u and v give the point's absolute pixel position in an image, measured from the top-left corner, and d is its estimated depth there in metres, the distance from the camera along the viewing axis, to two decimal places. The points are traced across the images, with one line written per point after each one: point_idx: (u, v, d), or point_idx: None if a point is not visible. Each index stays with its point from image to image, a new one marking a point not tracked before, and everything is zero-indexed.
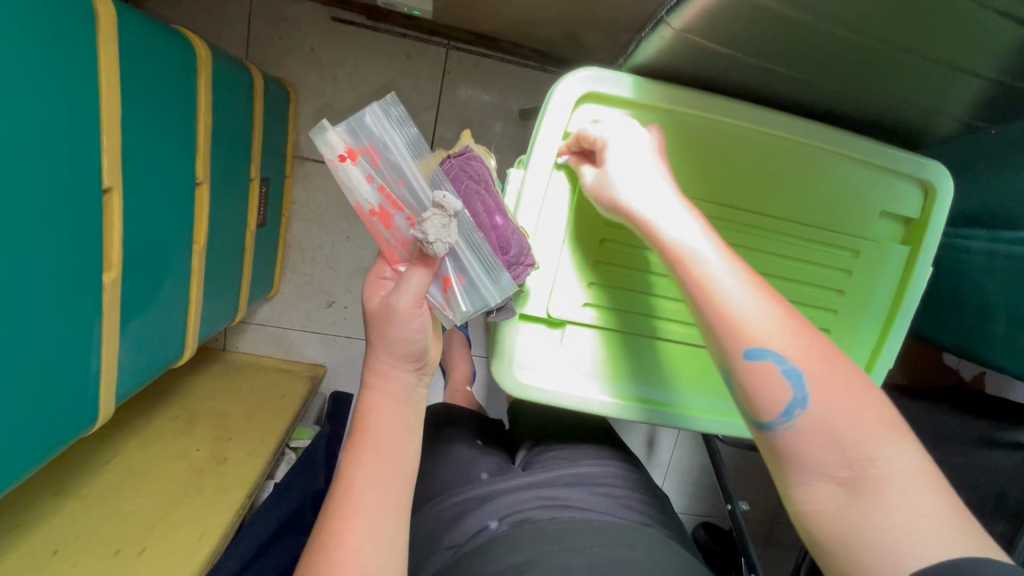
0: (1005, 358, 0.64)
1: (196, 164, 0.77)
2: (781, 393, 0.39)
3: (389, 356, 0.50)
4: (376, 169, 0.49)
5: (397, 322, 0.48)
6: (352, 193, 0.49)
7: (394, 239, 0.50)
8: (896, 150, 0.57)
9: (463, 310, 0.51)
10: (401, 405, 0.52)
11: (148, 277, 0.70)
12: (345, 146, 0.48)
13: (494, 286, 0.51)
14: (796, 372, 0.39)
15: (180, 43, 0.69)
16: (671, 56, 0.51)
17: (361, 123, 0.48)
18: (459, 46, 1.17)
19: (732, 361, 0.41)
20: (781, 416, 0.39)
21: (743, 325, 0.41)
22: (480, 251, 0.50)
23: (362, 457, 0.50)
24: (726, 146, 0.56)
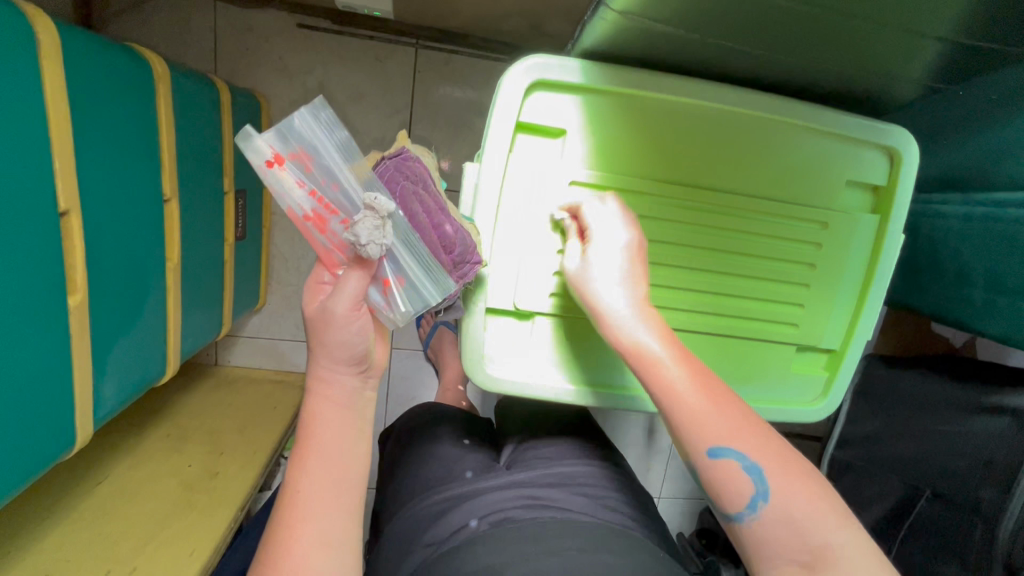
0: (985, 322, 0.63)
1: (162, 180, 0.76)
2: (746, 487, 0.40)
3: (331, 361, 0.50)
4: (307, 174, 0.48)
5: (335, 326, 0.48)
6: (284, 199, 0.48)
7: (330, 244, 0.49)
8: (858, 120, 0.56)
9: (404, 312, 0.50)
10: (346, 408, 0.52)
11: (119, 296, 0.69)
12: (272, 151, 0.47)
13: (435, 286, 0.51)
14: (758, 467, 0.40)
15: (134, 60, 0.68)
16: (617, 38, 0.50)
17: (289, 127, 0.48)
18: (428, 45, 1.16)
19: (697, 458, 0.42)
20: (748, 508, 0.40)
21: (700, 419, 0.42)
22: (417, 250, 0.49)
23: (306, 462, 0.50)
24: (685, 124, 0.54)
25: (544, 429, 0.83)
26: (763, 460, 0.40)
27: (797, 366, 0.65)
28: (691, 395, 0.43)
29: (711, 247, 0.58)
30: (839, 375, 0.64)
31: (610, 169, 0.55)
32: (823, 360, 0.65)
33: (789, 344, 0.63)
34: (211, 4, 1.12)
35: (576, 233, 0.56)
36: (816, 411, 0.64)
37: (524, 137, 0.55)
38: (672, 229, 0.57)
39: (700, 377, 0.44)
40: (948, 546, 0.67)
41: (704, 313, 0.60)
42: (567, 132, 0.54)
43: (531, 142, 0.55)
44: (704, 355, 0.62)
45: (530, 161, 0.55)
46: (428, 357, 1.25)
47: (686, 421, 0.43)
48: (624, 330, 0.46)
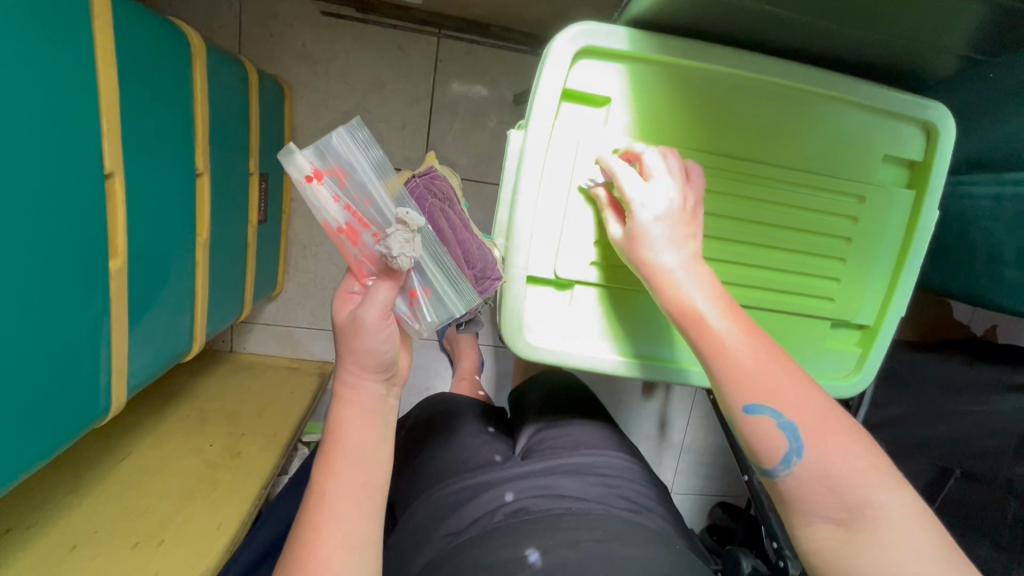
0: (1016, 300, 0.64)
1: (195, 154, 0.77)
2: (779, 445, 0.41)
3: (358, 367, 0.50)
4: (342, 188, 0.51)
5: (365, 334, 0.48)
6: (320, 211, 0.51)
7: (363, 255, 0.51)
8: (898, 94, 0.57)
9: (430, 322, 0.52)
10: (373, 412, 0.52)
11: (153, 264, 0.69)
12: (311, 167, 0.49)
13: (459, 299, 0.53)
14: (792, 425, 0.40)
15: (174, 33, 0.69)
16: (666, 5, 0.50)
17: (327, 145, 0.50)
18: (451, 35, 1.17)
19: (733, 411, 0.43)
20: (780, 464, 0.41)
21: (740, 375, 0.42)
22: (443, 264, 0.52)
23: (334, 462, 0.50)
24: (725, 94, 0.56)
25: (565, 410, 0.83)
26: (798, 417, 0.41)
27: (830, 343, 0.65)
28: (739, 352, 0.43)
29: (749, 218, 0.59)
30: (874, 351, 0.64)
31: (653, 138, 0.56)
32: (856, 337, 0.66)
33: (824, 319, 0.63)
34: None
35: None
36: (850, 385, 0.64)
37: (568, 104, 0.56)
38: (712, 200, 0.58)
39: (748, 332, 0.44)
40: (978, 525, 0.68)
41: (743, 285, 0.61)
42: (611, 100, 0.55)
43: (575, 110, 0.56)
44: None
45: (573, 128, 0.56)
46: (445, 347, 1.25)
47: (727, 376, 0.43)
48: (672, 286, 0.46)
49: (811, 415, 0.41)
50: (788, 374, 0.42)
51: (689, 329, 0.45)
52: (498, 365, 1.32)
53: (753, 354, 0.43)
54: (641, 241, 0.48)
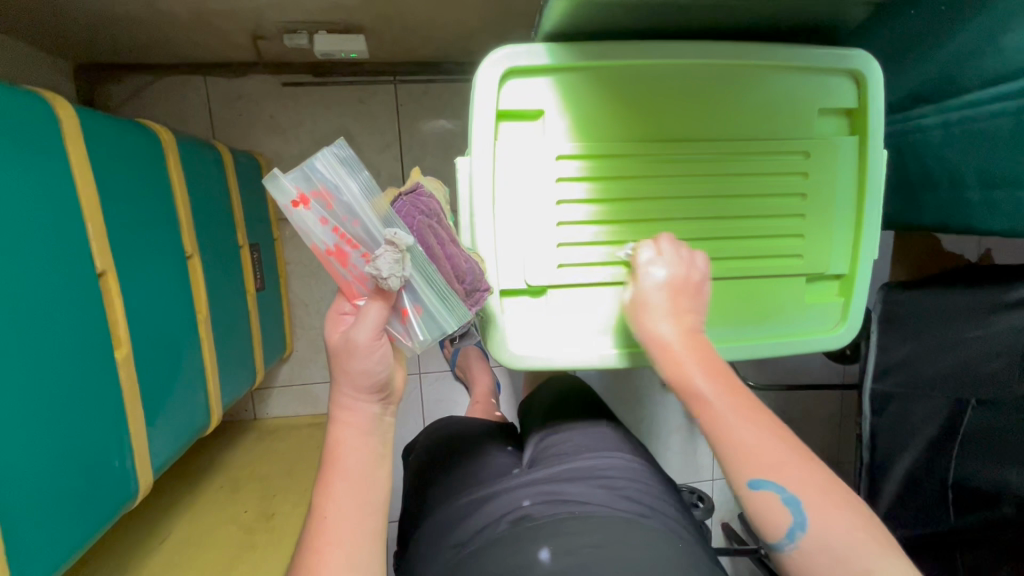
0: (987, 219, 0.65)
1: (182, 239, 0.82)
2: (781, 519, 0.41)
3: (351, 390, 0.51)
4: (331, 211, 0.50)
5: (358, 355, 0.49)
6: (308, 235, 0.50)
7: (354, 276, 0.50)
8: (819, 49, 0.59)
9: (423, 340, 0.51)
10: (367, 434, 0.52)
11: (158, 346, 0.73)
12: (296, 192, 0.49)
13: (450, 315, 0.52)
14: (796, 498, 0.41)
15: (144, 133, 0.74)
16: (574, 17, 0.53)
17: (313, 168, 0.50)
18: (406, 79, 1.23)
19: (738, 488, 0.43)
20: (785, 538, 0.41)
21: (748, 455, 0.43)
22: (435, 282, 0.51)
23: (331, 484, 0.51)
24: (652, 81, 0.58)
25: (575, 414, 0.84)
26: (799, 489, 0.41)
27: (810, 297, 0.66)
28: (745, 437, 0.43)
29: (703, 195, 0.61)
30: (855, 297, 0.64)
31: (593, 137, 0.58)
32: (835, 287, 0.66)
33: (798, 275, 0.64)
34: (202, 79, 1.20)
35: (575, 204, 0.59)
36: (839, 336, 0.65)
37: (506, 124, 0.58)
38: (660, 185, 0.60)
39: (731, 397, 0.45)
40: (1003, 452, 0.69)
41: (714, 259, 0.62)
42: (544, 111, 0.57)
43: (513, 128, 0.59)
44: (723, 300, 0.63)
45: (515, 145, 0.58)
46: (457, 374, 1.28)
47: (733, 457, 0.44)
48: (676, 361, 0.49)
49: (807, 486, 0.41)
50: (786, 442, 0.43)
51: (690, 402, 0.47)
52: (513, 384, 1.34)
53: (757, 436, 0.43)
54: (647, 308, 0.53)
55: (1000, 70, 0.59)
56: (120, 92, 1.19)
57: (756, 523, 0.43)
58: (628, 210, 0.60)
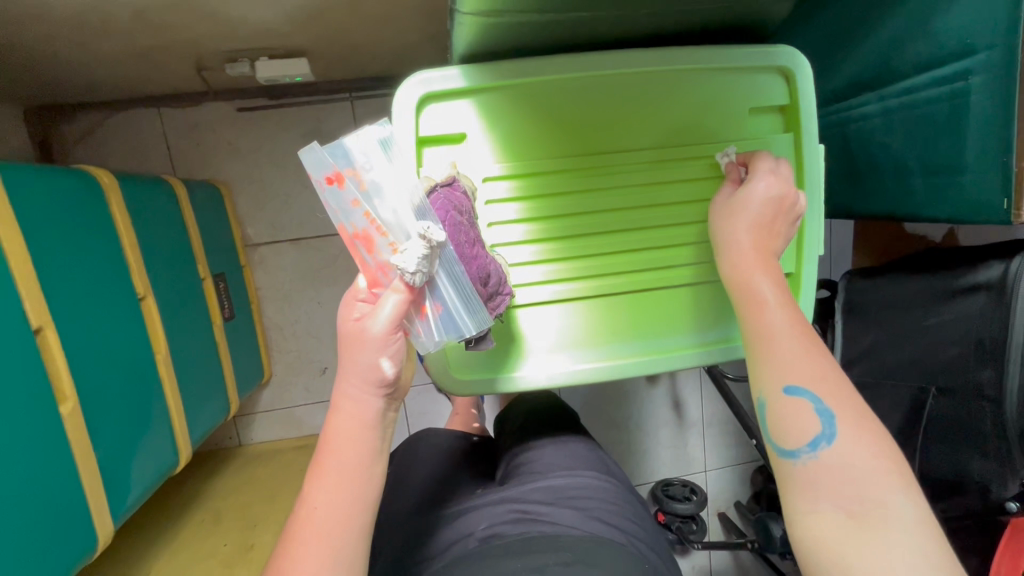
0: (929, 207, 0.64)
1: (134, 282, 0.81)
2: (812, 426, 0.40)
3: (361, 384, 0.49)
4: (362, 193, 0.48)
5: (371, 346, 0.47)
6: (338, 214, 0.49)
7: (377, 263, 0.48)
8: (743, 49, 0.57)
9: (436, 341, 0.50)
10: (367, 429, 0.50)
11: (111, 394, 0.73)
12: (332, 168, 0.47)
13: (470, 318, 0.51)
14: (831, 412, 0.40)
15: (81, 179, 0.73)
16: (485, 38, 0.52)
17: (349, 147, 0.48)
18: (362, 95, 1.21)
19: (772, 388, 0.42)
20: (807, 446, 0.40)
21: (791, 361, 0.42)
22: (459, 281, 0.50)
23: (322, 476, 0.48)
24: (575, 95, 0.57)
25: (549, 430, 0.83)
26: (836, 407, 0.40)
27: None
28: (793, 346, 0.43)
29: (637, 205, 0.60)
30: (803, 297, 0.64)
31: (519, 156, 0.57)
32: (784, 288, 0.65)
33: None
34: (155, 112, 1.19)
35: (507, 225, 0.58)
36: None
37: (429, 149, 0.57)
38: (591, 199, 0.59)
39: (801, 325, 0.44)
40: (963, 439, 0.66)
41: (654, 270, 0.61)
42: (467, 134, 0.56)
43: (438, 153, 0.57)
44: (666, 310, 0.62)
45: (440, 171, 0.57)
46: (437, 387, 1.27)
47: (775, 357, 0.43)
48: (741, 257, 0.49)
49: (846, 403, 0.41)
50: (828, 361, 0.43)
51: (752, 306, 0.46)
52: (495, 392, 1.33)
53: (801, 348, 0.43)
54: (742, 200, 0.52)
55: (934, 55, 0.58)
56: (72, 131, 1.18)
57: (771, 432, 0.42)
58: (561, 226, 0.59)
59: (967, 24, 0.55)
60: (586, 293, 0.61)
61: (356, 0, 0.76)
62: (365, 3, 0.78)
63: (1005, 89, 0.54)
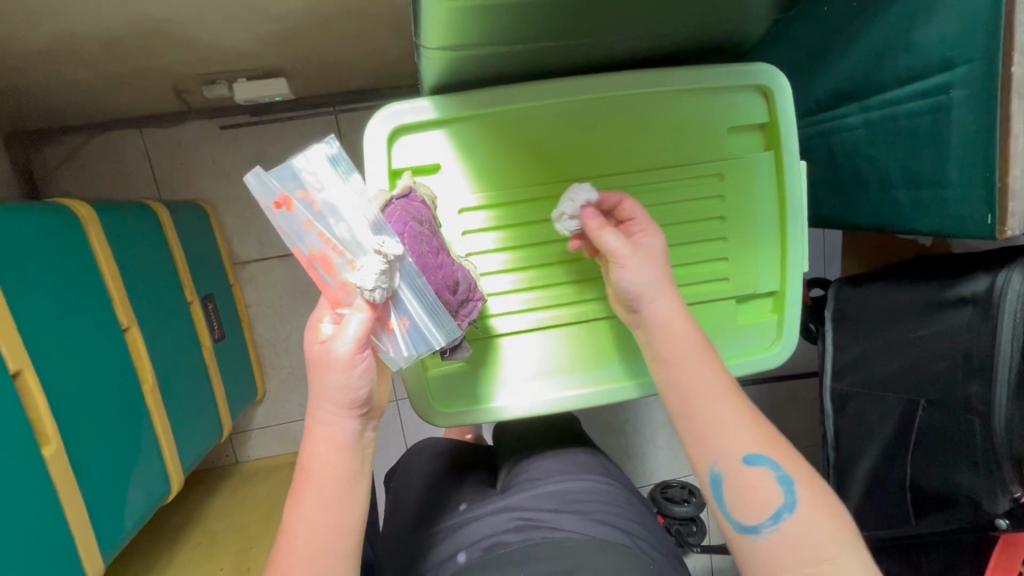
0: (911, 220, 0.63)
1: (116, 313, 0.80)
2: (772, 497, 0.40)
3: (329, 405, 0.45)
4: (315, 214, 0.45)
5: (336, 367, 0.43)
6: (291, 239, 0.45)
7: (337, 283, 0.45)
8: (719, 68, 0.56)
9: (408, 357, 0.46)
10: (344, 452, 0.46)
11: (95, 431, 0.72)
12: (279, 192, 0.44)
13: (440, 329, 0.48)
14: (790, 479, 0.40)
15: (58, 214, 0.73)
16: (454, 68, 0.51)
17: (296, 168, 0.45)
18: (346, 107, 1.19)
19: (730, 462, 0.41)
20: (770, 520, 0.39)
21: (732, 432, 0.42)
22: (425, 293, 0.47)
23: (302, 503, 0.45)
24: (549, 121, 0.56)
25: (548, 442, 0.80)
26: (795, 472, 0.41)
27: (743, 318, 0.64)
28: (732, 415, 0.43)
29: None
30: (787, 315, 0.63)
31: (494, 185, 0.56)
32: (769, 304, 0.64)
33: (728, 298, 0.62)
34: (138, 133, 1.18)
35: (484, 255, 0.57)
36: (775, 356, 0.63)
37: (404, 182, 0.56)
38: None
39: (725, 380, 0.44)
40: (955, 453, 0.66)
41: None
42: (441, 165, 0.55)
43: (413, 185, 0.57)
44: None
45: None
46: None
47: (717, 433, 0.42)
48: (655, 323, 0.46)
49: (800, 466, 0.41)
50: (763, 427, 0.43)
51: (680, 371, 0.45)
52: None
53: (738, 416, 0.43)
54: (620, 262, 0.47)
55: (916, 69, 0.57)
56: (55, 154, 1.17)
57: (733, 507, 0.41)
58: (539, 254, 0.58)
59: (944, 37, 0.54)
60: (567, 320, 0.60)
61: (330, 21, 0.75)
62: (340, 23, 0.76)
63: (985, 104, 0.52)
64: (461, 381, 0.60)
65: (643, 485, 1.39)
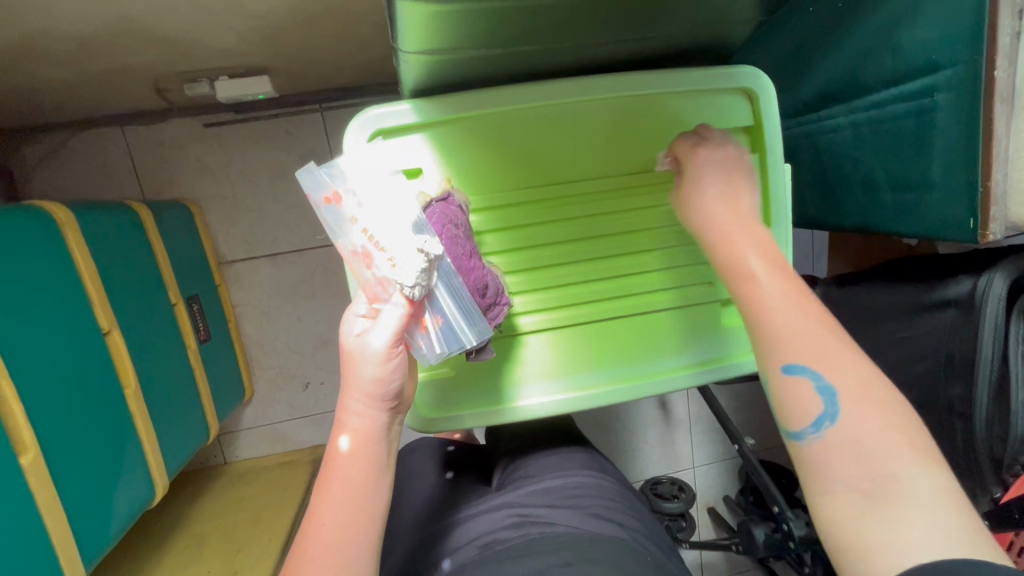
0: (894, 223, 0.63)
1: (97, 317, 0.79)
2: (812, 406, 0.38)
3: (361, 397, 0.44)
4: (359, 210, 0.46)
5: (372, 361, 0.44)
6: (338, 234, 0.47)
7: (376, 279, 0.46)
8: (703, 71, 0.56)
9: (439, 353, 0.48)
10: (374, 445, 0.45)
11: (73, 437, 0.71)
12: (328, 187, 0.46)
13: (471, 329, 0.49)
14: (831, 386, 0.38)
15: (34, 218, 0.71)
16: (434, 71, 0.50)
17: (345, 167, 0.47)
18: (332, 105, 1.18)
19: (772, 373, 0.41)
20: (810, 428, 0.38)
21: (786, 338, 0.40)
22: (459, 293, 0.49)
23: (329, 492, 0.43)
24: (531, 125, 0.55)
25: (542, 442, 0.80)
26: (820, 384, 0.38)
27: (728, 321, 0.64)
28: (792, 319, 0.41)
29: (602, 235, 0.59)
30: None
31: (476, 189, 0.56)
32: None
33: (713, 301, 0.62)
34: (119, 131, 1.16)
35: None
36: None
37: None
38: (554, 229, 0.58)
39: (801, 305, 0.42)
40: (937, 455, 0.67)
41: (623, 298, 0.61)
42: (422, 169, 0.54)
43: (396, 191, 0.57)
44: (631, 339, 0.62)
45: None
46: None
47: (773, 337, 0.41)
48: (736, 246, 0.46)
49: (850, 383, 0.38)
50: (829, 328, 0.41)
51: (744, 288, 0.44)
52: None
53: (802, 320, 0.41)
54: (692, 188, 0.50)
55: (900, 71, 0.57)
56: (33, 154, 1.15)
57: (781, 417, 0.40)
58: (523, 260, 0.58)
59: (928, 41, 0.54)
60: (554, 325, 0.60)
61: (311, 20, 0.74)
62: (320, 22, 0.75)
63: (968, 107, 0.51)
64: (450, 388, 0.59)
65: (634, 482, 1.39)
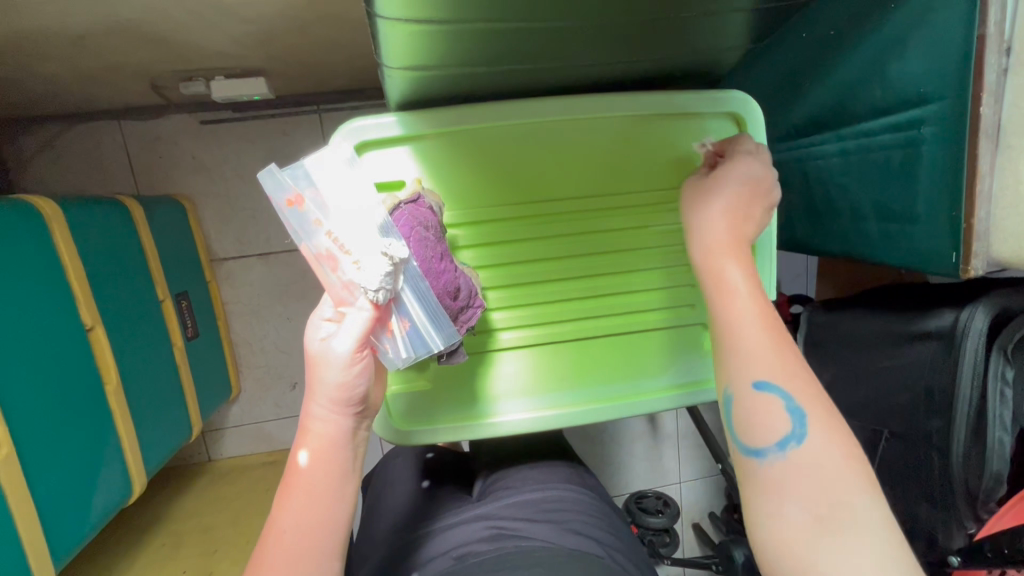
0: (878, 252, 0.63)
1: (80, 313, 0.79)
2: (779, 425, 0.37)
3: (325, 401, 0.44)
4: (325, 212, 0.45)
5: (335, 366, 0.43)
6: (302, 235, 0.46)
7: (341, 282, 0.45)
8: (691, 94, 0.56)
9: (405, 359, 0.48)
10: (338, 451, 0.45)
11: (49, 433, 0.71)
12: (292, 189, 0.45)
13: (439, 333, 0.49)
14: (800, 409, 0.38)
15: (20, 212, 0.71)
16: (421, 86, 0.50)
17: (308, 167, 0.45)
18: (330, 108, 1.18)
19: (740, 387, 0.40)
20: (776, 446, 0.37)
21: (747, 359, 0.40)
22: (427, 297, 0.48)
23: (289, 497, 0.43)
24: (517, 142, 0.55)
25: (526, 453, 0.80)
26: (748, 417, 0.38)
27: None
28: (753, 340, 0.40)
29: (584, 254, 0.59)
30: None
31: (460, 203, 0.56)
32: None
33: (694, 323, 0.62)
34: (116, 124, 1.16)
35: None
36: None
37: None
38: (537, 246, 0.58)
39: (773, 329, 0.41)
40: (917, 486, 0.66)
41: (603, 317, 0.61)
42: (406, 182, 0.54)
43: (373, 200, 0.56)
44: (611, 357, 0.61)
45: None
46: None
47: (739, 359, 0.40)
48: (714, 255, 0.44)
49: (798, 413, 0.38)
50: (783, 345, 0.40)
51: (722, 305, 0.42)
52: None
53: (770, 343, 0.40)
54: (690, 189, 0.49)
55: (889, 102, 0.57)
56: (29, 144, 1.15)
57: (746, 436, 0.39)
58: (504, 276, 0.58)
59: (917, 73, 0.54)
60: (533, 341, 0.60)
61: (307, 24, 0.74)
62: (317, 27, 0.75)
63: (954, 142, 0.51)
64: (424, 401, 0.59)
65: (619, 496, 1.39)
